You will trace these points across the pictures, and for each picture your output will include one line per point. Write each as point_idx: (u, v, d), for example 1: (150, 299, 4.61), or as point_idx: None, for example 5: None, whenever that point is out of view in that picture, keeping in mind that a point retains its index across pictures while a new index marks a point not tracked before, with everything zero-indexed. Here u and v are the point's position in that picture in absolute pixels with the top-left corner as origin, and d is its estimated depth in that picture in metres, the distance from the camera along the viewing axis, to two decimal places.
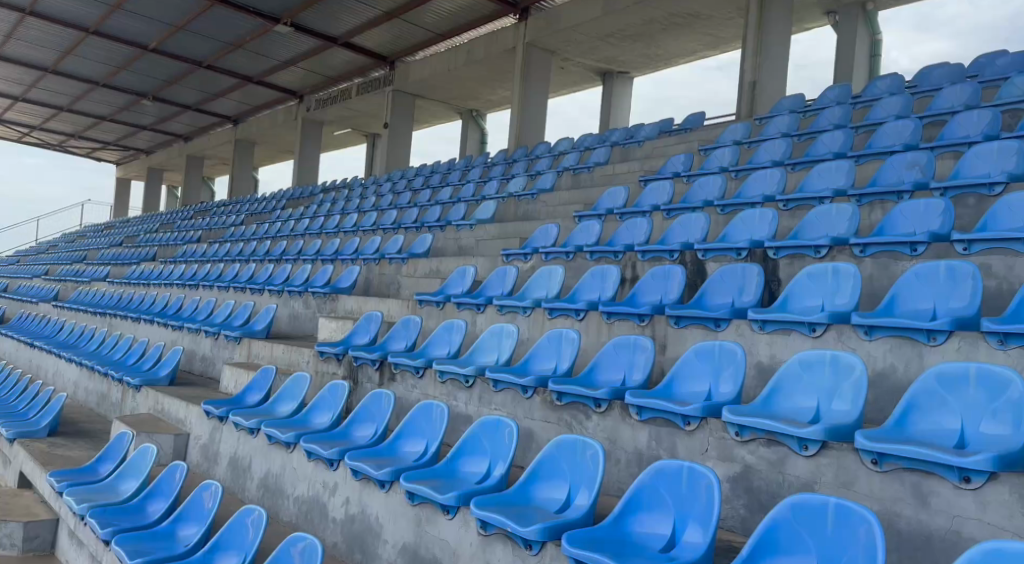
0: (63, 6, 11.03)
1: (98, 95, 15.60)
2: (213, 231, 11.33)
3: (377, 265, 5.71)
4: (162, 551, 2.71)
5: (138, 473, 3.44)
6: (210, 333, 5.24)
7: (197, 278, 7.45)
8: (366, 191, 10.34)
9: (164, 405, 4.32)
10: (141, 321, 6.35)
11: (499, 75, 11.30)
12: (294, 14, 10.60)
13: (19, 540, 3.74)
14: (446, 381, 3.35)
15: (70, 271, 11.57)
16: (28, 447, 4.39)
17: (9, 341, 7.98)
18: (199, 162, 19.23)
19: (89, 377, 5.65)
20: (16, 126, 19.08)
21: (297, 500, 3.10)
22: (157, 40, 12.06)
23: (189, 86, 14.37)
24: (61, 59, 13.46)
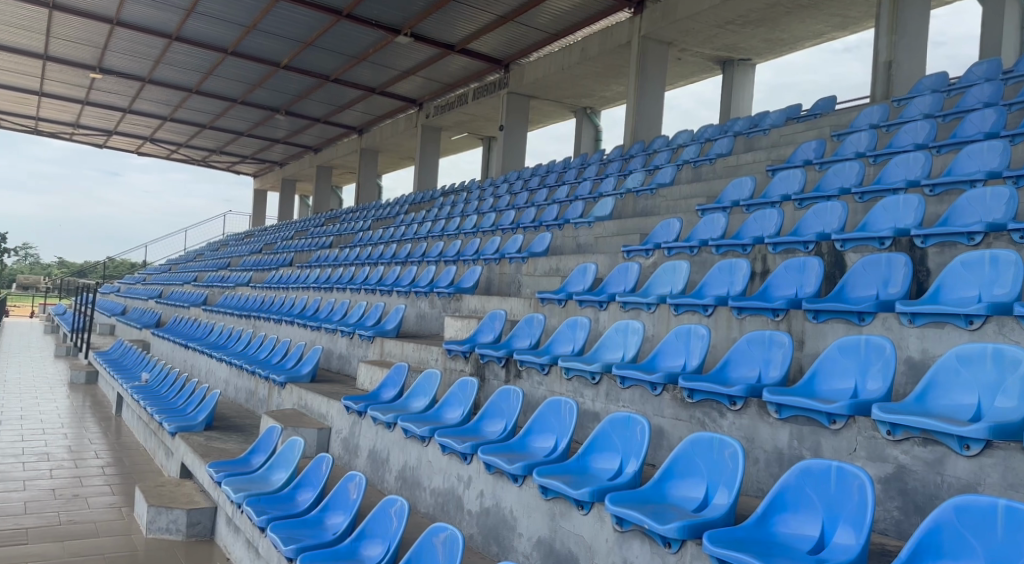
0: (205, 30, 11.99)
1: (236, 112, 16.82)
2: (344, 237, 11.96)
3: (498, 265, 5.86)
4: (312, 538, 2.89)
5: (286, 465, 3.70)
6: (345, 333, 5.54)
7: (330, 281, 7.91)
8: (484, 192, 10.58)
9: (307, 400, 4.62)
10: (283, 323, 6.81)
11: (613, 72, 11.21)
12: (413, 24, 10.98)
13: (183, 526, 4.12)
14: (572, 378, 3.38)
15: (217, 278, 12.53)
16: (188, 440, 4.81)
17: (167, 342, 8.77)
18: (326, 172, 20.34)
19: (239, 375, 6.12)
20: (165, 145, 20.93)
21: (434, 492, 3.22)
22: (287, 57, 12.84)
23: (317, 99, 15.21)
24: (203, 80, 14.62)
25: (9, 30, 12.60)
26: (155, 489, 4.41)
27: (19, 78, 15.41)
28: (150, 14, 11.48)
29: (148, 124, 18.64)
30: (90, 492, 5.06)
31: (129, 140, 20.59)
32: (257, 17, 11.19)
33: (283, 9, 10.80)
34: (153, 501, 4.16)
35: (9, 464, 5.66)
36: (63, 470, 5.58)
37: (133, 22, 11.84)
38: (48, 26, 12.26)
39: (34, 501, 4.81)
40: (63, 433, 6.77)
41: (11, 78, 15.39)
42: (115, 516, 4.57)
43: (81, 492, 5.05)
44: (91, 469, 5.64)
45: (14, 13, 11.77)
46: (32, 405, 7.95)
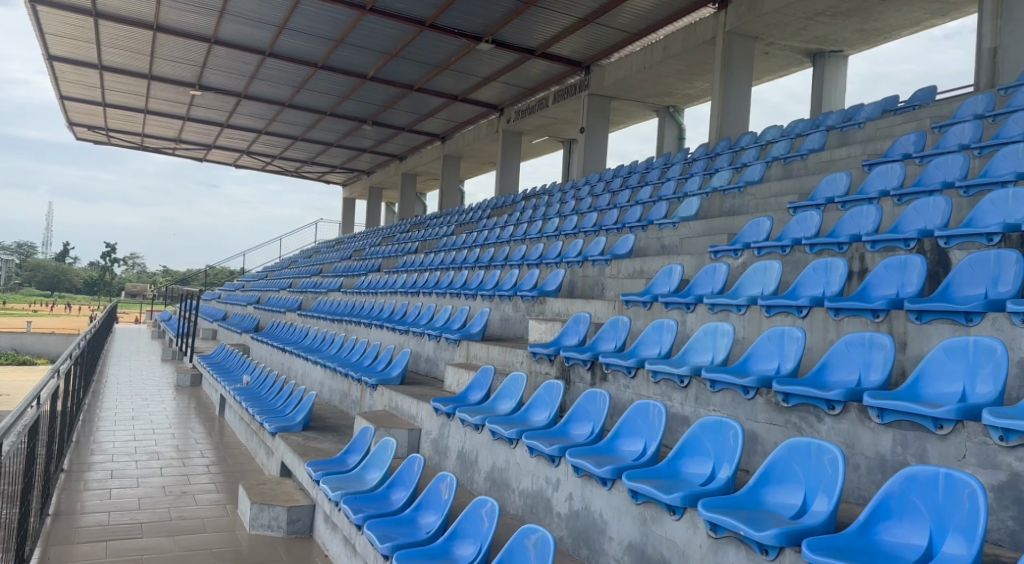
0: (295, 46, 12.53)
1: (325, 124, 17.49)
2: (428, 243, 12.25)
3: (581, 268, 5.87)
4: (406, 537, 2.98)
5: (380, 465, 3.82)
6: (432, 336, 5.68)
7: (416, 285, 8.12)
8: (565, 195, 10.58)
9: (398, 402, 4.77)
10: (373, 326, 7.04)
11: (697, 69, 11.01)
12: (494, 31, 11.12)
13: (284, 523, 4.31)
14: (660, 381, 3.34)
15: (311, 284, 13.07)
16: (288, 440, 5.03)
17: (266, 346, 9.22)
18: (411, 179, 20.85)
19: (333, 377, 6.38)
20: (260, 157, 21.97)
21: (523, 494, 3.25)
22: (373, 68, 13.24)
23: (402, 108, 15.62)
24: (294, 94, 15.27)
25: (119, 53, 13.54)
26: (258, 487, 4.65)
27: (128, 99, 16.54)
28: (245, 32, 12.09)
29: (244, 138, 19.62)
30: (196, 489, 5.38)
31: (227, 153, 21.73)
32: (344, 30, 11.59)
33: (368, 21, 11.15)
34: (256, 499, 4.40)
35: (125, 462, 6.09)
36: (172, 468, 5.95)
37: (230, 40, 12.50)
38: (153, 48, 13.10)
39: (148, 497, 5.16)
40: (172, 433, 7.22)
41: (121, 98, 16.53)
42: (220, 513, 4.84)
43: (189, 490, 5.38)
44: (198, 467, 6.00)
45: (124, 37, 12.64)
46: (144, 406, 8.53)
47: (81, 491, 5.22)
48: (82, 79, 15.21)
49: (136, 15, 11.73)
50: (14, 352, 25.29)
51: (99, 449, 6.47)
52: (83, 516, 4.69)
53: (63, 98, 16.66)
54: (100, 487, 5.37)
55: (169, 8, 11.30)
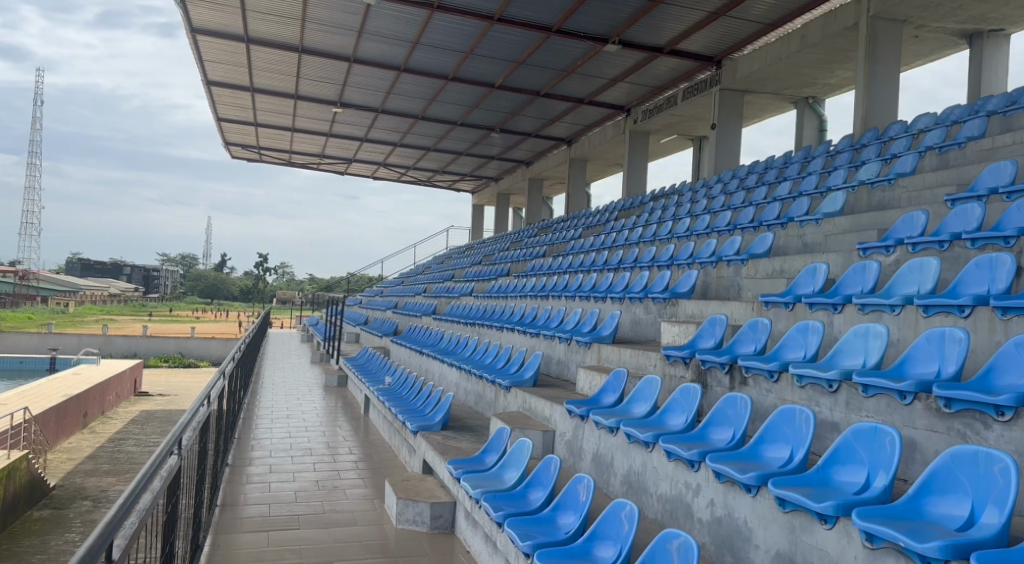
0: (428, 60, 13.05)
1: (455, 133, 18.08)
2: (556, 246, 12.36)
3: (715, 269, 5.74)
4: (546, 536, 3.04)
5: (517, 465, 3.91)
6: (563, 339, 5.74)
7: (545, 289, 8.23)
8: (695, 195, 10.34)
9: (531, 403, 4.86)
10: (505, 329, 7.22)
11: (837, 57, 10.41)
12: (621, 31, 11.05)
13: (428, 518, 4.52)
14: (806, 386, 3.20)
15: (444, 289, 13.58)
16: (428, 439, 5.26)
17: (405, 348, 9.70)
18: (538, 184, 21.10)
19: (468, 378, 6.60)
20: (395, 168, 23.05)
21: (662, 498, 3.22)
22: (501, 77, 13.55)
23: (528, 114, 15.85)
24: (426, 106, 15.90)
25: (269, 75, 14.68)
26: (403, 484, 4.89)
27: (277, 118, 17.88)
28: (382, 50, 12.74)
29: (380, 151, 20.66)
30: (346, 484, 5.74)
31: (365, 166, 22.97)
32: (473, 42, 11.95)
33: (496, 31, 11.43)
34: (401, 495, 4.64)
35: (281, 458, 6.60)
36: (323, 464, 6.40)
37: (368, 58, 13.23)
38: (298, 69, 14.09)
39: (303, 490, 5.57)
40: (322, 431, 7.74)
41: (271, 118, 17.91)
42: (368, 507, 5.14)
43: (339, 485, 5.75)
44: (346, 464, 6.40)
45: (274, 60, 13.70)
46: (297, 406, 9.20)
47: (243, 484, 5.71)
48: (238, 102, 16.62)
49: (285, 39, 12.68)
50: (182, 355, 28.09)
51: (260, 445, 7.05)
52: (246, 507, 5.13)
53: (221, 120, 18.27)
54: (260, 480, 5.85)
55: (314, 31, 12.13)
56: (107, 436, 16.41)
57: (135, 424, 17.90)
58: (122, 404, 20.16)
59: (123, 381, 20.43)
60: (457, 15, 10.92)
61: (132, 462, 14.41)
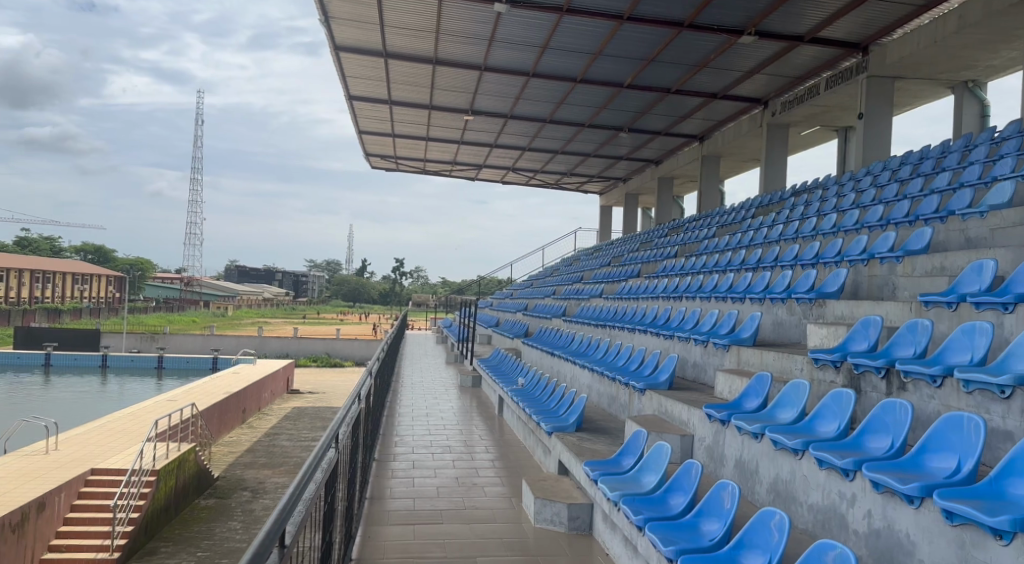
0: (557, 64, 13.17)
1: (584, 135, 18.09)
2: (689, 246, 12.06)
3: (866, 267, 5.40)
4: (690, 542, 2.99)
5: (656, 469, 3.88)
6: (700, 341, 5.60)
7: (678, 290, 8.06)
8: (839, 189, 9.75)
9: (668, 407, 4.78)
10: (637, 331, 7.15)
11: (1004, 36, 9.46)
12: (757, 22, 10.64)
13: (566, 519, 4.57)
14: (974, 392, 2.94)
15: (573, 292, 13.61)
16: (563, 439, 5.32)
17: (537, 350, 9.83)
18: (668, 182, 20.67)
19: (601, 380, 6.59)
20: (524, 173, 23.40)
21: (813, 509, 3.07)
22: (630, 76, 13.42)
23: (658, 112, 15.59)
24: (554, 109, 16.04)
25: (406, 88, 15.38)
26: (540, 483, 4.97)
27: (413, 128, 18.68)
28: (512, 56, 13.01)
29: (509, 155, 21.06)
30: (484, 482, 5.92)
31: (494, 171, 23.50)
32: (603, 42, 11.92)
33: (626, 30, 11.35)
34: (539, 494, 4.72)
35: (423, 454, 6.91)
36: (462, 462, 6.62)
37: (499, 65, 13.56)
38: (433, 80, 14.67)
39: (445, 486, 5.80)
40: (460, 429, 8.02)
41: (407, 129, 18.75)
42: (506, 505, 5.28)
43: (477, 482, 5.93)
44: (483, 462, 6.59)
45: (411, 73, 14.34)
46: (435, 405, 9.57)
47: (389, 478, 6.03)
48: (377, 114, 17.54)
49: (421, 52, 13.25)
50: (328, 355, 30.02)
51: (403, 441, 7.41)
52: (392, 500, 5.41)
53: (362, 133, 19.33)
54: (405, 475, 6.15)
55: (448, 42, 12.58)
56: (263, 431, 17.84)
57: (288, 420, 19.37)
58: (276, 400, 21.84)
59: (277, 379, 22.12)
60: (587, 17, 10.94)
61: (286, 456, 15.60)
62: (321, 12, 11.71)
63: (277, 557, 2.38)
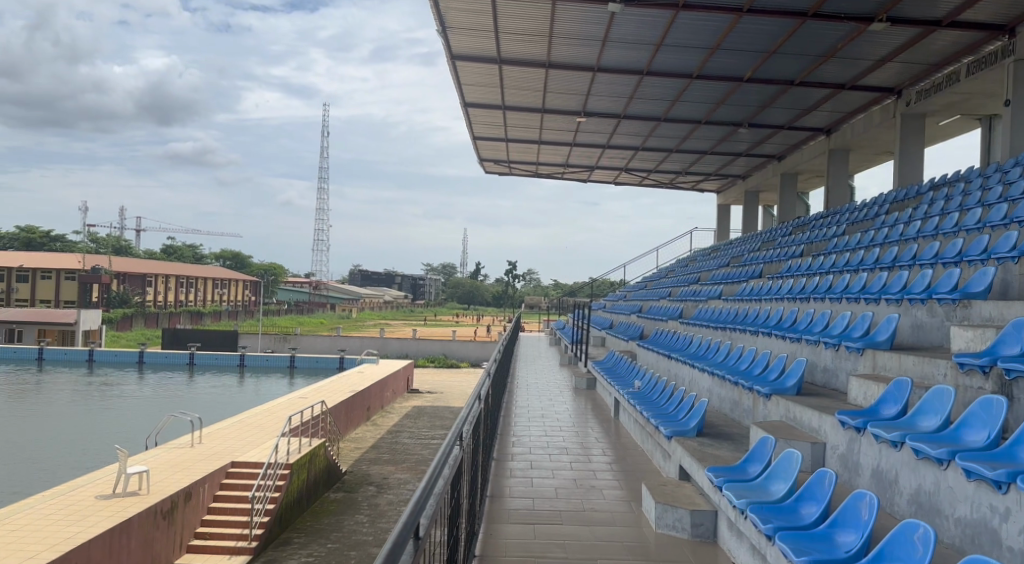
0: (672, 61, 12.94)
1: (700, 132, 17.64)
2: (815, 244, 11.48)
3: (1018, 266, 4.97)
4: (824, 553, 2.89)
5: (786, 477, 3.76)
6: (830, 344, 5.35)
7: (804, 291, 7.71)
8: (986, 181, 8.99)
9: (796, 413, 4.60)
10: (760, 334, 6.91)
11: None
12: (889, 8, 10.00)
13: (688, 525, 4.51)
14: None
15: (691, 293, 13.31)
16: (685, 444, 5.23)
17: (653, 353, 9.70)
18: (792, 178, 19.76)
19: (723, 385, 6.43)
20: (637, 173, 23.11)
21: (960, 523, 2.88)
22: (750, 69, 12.96)
23: (780, 106, 14.96)
24: (669, 107, 15.76)
25: (519, 92, 15.61)
26: (661, 488, 4.93)
27: (525, 132, 18.92)
28: (626, 56, 12.92)
29: (622, 156, 20.87)
30: (602, 485, 5.94)
31: (607, 172, 23.36)
32: (720, 36, 11.60)
33: (745, 23, 10.99)
34: (660, 499, 4.68)
35: (540, 455, 7.00)
36: (579, 464, 6.65)
37: (612, 66, 13.50)
38: (545, 83, 14.82)
39: (563, 488, 5.86)
40: (576, 431, 8.06)
41: (520, 133, 19.02)
42: (625, 509, 5.26)
43: (596, 485, 5.96)
44: (600, 465, 6.60)
45: (524, 78, 14.56)
46: (550, 406, 9.66)
47: (508, 477, 6.17)
48: (491, 120, 17.90)
49: (534, 57, 13.44)
50: (445, 356, 30.91)
51: (520, 442, 7.55)
52: (512, 499, 5.53)
53: (477, 139, 19.79)
54: (523, 475, 6.26)
55: (561, 45, 12.68)
56: (385, 428, 18.65)
57: (408, 418, 20.13)
58: (397, 399, 22.76)
59: (398, 379, 23.06)
60: (703, 12, 10.70)
61: (407, 453, 16.23)
62: (439, 22, 12.13)
63: (413, 547, 2.54)
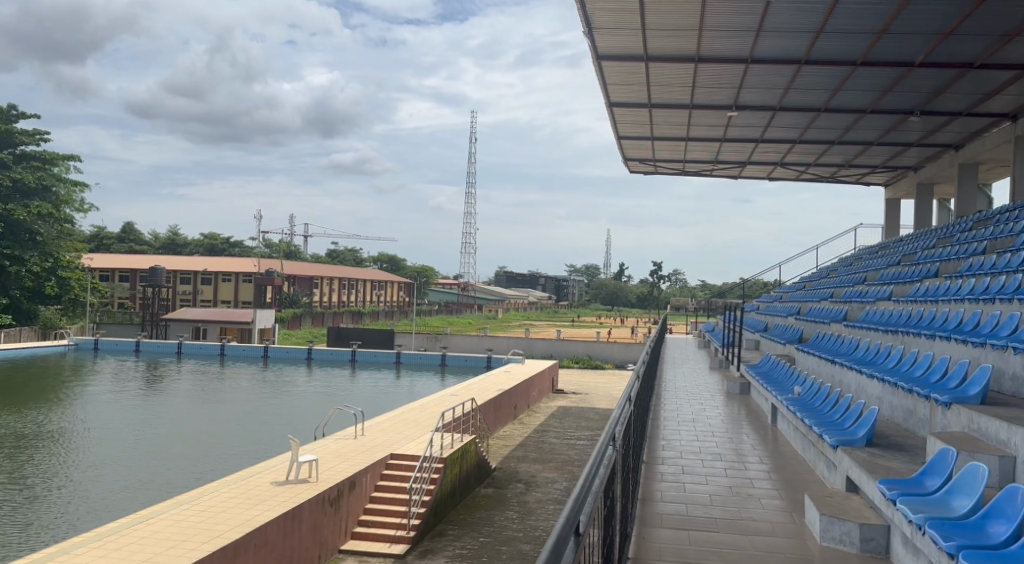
0: (833, 48, 12.23)
1: (864, 122, 16.46)
2: (1002, 240, 10.38)
3: None
4: None
5: (971, 492, 3.51)
6: (1021, 351, 4.87)
7: (987, 292, 7.05)
8: None
9: (980, 424, 4.26)
10: (936, 338, 6.40)
11: None
12: None
13: (857, 540, 4.33)
14: None
15: (855, 294, 12.48)
16: (852, 455, 4.98)
17: (812, 358, 9.23)
18: (973, 169, 17.92)
19: (894, 393, 6.03)
20: (794, 167, 21.93)
21: None
22: (923, 53, 11.97)
23: (958, 91, 13.66)
24: (830, 97, 14.86)
25: (668, 89, 15.36)
26: (825, 499, 4.74)
27: (673, 129, 18.56)
28: (782, 45, 12.37)
29: (777, 150, 19.90)
30: (760, 493, 5.78)
31: (761, 167, 22.37)
32: (889, 19, 10.83)
33: (916, 3, 10.19)
34: (824, 511, 4.51)
35: (692, 460, 6.91)
36: (734, 471, 6.51)
37: (766, 56, 12.97)
38: (695, 78, 14.49)
39: (718, 494, 5.77)
40: (729, 437, 7.86)
41: (667, 131, 18.69)
42: (786, 520, 5.10)
43: (753, 493, 5.81)
44: (757, 473, 6.42)
45: (671, 74, 14.33)
46: (701, 411, 9.48)
47: (660, 481, 6.16)
48: (637, 119, 17.73)
49: (683, 51, 13.19)
50: (590, 357, 30.99)
51: (671, 445, 7.50)
52: (665, 504, 5.53)
53: (623, 138, 19.67)
54: (675, 480, 6.22)
55: (713, 38, 12.36)
56: (532, 427, 19.05)
57: (554, 418, 20.43)
58: (543, 399, 23.15)
59: (544, 379, 23.44)
60: None
61: (554, 453, 16.49)
62: (586, 23, 12.24)
63: (574, 544, 2.65)
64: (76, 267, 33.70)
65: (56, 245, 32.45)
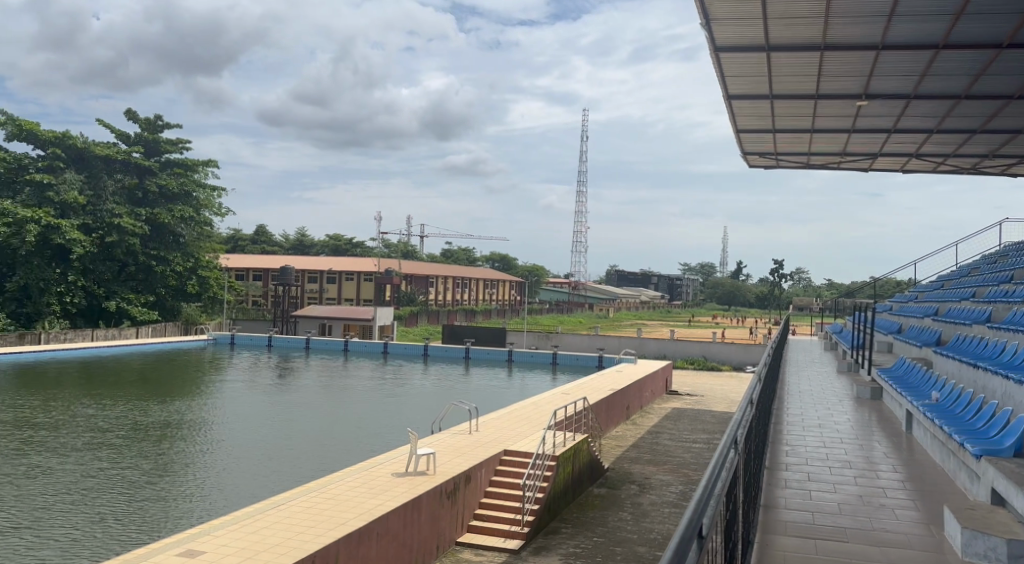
0: (977, 30, 11.37)
1: (1013, 108, 15.12)
2: None
3: None
4: None
5: None
6: None
7: None
8: None
9: None
10: None
11: None
12: None
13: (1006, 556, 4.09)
14: None
15: (1003, 293, 11.51)
16: (998, 466, 4.68)
17: (952, 361, 8.64)
18: None
19: None
20: (931, 158, 20.45)
21: None
22: None
23: None
24: (972, 83, 13.79)
25: (791, 80, 14.77)
26: (968, 512, 4.48)
27: (796, 121, 17.80)
28: (917, 30, 11.64)
29: (912, 140, 18.63)
30: (894, 504, 5.53)
31: (893, 159, 21.01)
32: None
33: None
34: (967, 524, 4.28)
35: (819, 467, 6.68)
36: (864, 479, 6.24)
37: (899, 42, 12.22)
38: (821, 67, 13.86)
39: (847, 503, 5.57)
40: (860, 444, 7.52)
41: (790, 123, 17.95)
42: (923, 533, 4.88)
43: (886, 503, 5.57)
44: (890, 482, 6.12)
45: (794, 64, 13.78)
46: (828, 416, 9.09)
47: (783, 488, 6.01)
48: (757, 111, 17.15)
49: (807, 40, 12.68)
50: (705, 358, 30.24)
51: (795, 451, 7.27)
52: (789, 511, 5.40)
53: (741, 133, 19.08)
54: (800, 487, 6.05)
55: (840, 25, 11.82)
56: (646, 428, 18.89)
57: (668, 419, 20.14)
58: (656, 400, 22.86)
59: (657, 380, 23.12)
60: None
61: (668, 455, 16.28)
62: (703, 16, 12.04)
63: (697, 547, 2.68)
64: (215, 266, 36.72)
65: (197, 246, 35.47)
